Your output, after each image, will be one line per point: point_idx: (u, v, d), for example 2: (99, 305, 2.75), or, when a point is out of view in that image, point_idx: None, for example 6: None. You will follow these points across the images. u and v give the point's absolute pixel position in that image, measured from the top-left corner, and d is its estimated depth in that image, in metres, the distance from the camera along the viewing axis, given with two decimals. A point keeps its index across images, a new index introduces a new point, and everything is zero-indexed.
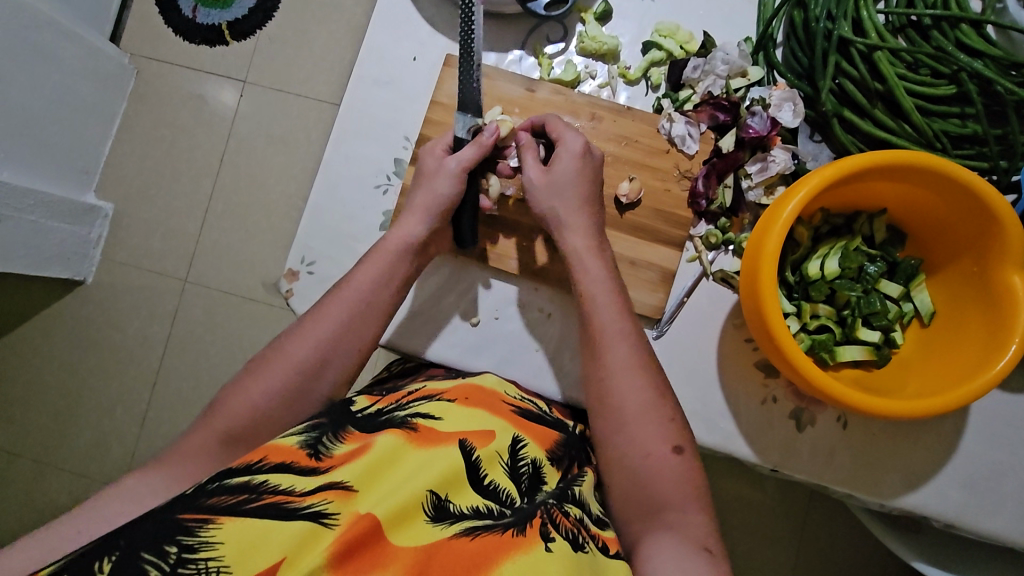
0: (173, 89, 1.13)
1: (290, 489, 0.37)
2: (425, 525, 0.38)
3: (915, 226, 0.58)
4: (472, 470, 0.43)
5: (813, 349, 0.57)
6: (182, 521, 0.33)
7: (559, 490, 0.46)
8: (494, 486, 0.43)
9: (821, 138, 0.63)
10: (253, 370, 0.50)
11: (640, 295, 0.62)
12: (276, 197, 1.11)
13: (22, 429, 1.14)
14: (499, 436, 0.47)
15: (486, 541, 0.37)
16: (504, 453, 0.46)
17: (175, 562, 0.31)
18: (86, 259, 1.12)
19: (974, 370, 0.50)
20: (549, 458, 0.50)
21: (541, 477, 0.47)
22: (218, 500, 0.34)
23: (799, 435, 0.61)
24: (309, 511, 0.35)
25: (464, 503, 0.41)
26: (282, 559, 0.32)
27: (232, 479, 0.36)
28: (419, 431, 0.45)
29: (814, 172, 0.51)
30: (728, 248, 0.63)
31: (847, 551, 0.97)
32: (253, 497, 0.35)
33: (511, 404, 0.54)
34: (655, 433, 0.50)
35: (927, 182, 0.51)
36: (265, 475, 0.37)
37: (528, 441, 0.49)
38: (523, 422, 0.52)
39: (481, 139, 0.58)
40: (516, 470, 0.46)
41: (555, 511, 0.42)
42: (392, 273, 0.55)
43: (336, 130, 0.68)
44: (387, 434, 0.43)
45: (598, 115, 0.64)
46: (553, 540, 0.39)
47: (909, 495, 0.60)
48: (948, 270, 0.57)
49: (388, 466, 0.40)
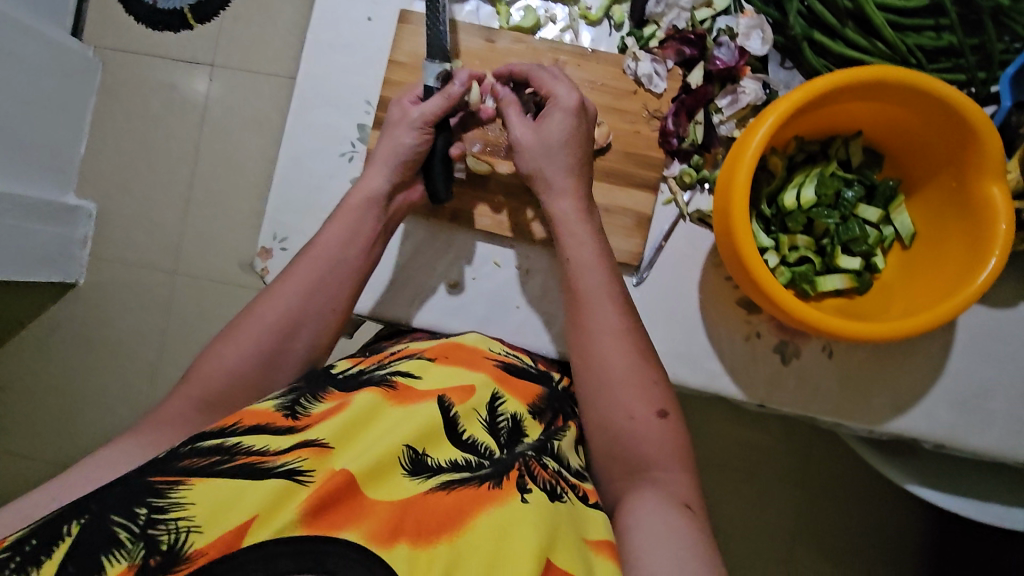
0: (141, 79, 1.10)
1: (264, 449, 0.36)
2: (402, 479, 0.38)
3: (892, 146, 0.57)
4: (450, 425, 0.43)
5: (794, 282, 0.56)
6: (153, 483, 0.33)
7: (539, 442, 0.46)
8: (473, 441, 0.43)
9: (792, 65, 0.61)
10: (225, 333, 0.49)
11: (616, 241, 0.61)
12: (256, 181, 1.09)
13: (32, 433, 1.15)
14: (478, 392, 0.47)
15: (460, 495, 0.37)
16: (482, 410, 0.46)
17: (145, 523, 0.31)
18: (74, 259, 1.11)
19: (955, 287, 0.50)
20: (530, 411, 0.50)
21: (522, 429, 0.47)
22: (191, 462, 0.35)
23: (785, 368, 0.61)
24: (283, 469, 0.35)
25: (441, 456, 0.40)
26: (255, 516, 0.32)
27: (204, 442, 0.36)
28: (399, 389, 0.45)
29: (781, 99, 0.49)
30: (704, 187, 0.62)
31: (850, 484, 0.99)
32: (225, 458, 0.35)
33: (495, 359, 0.54)
34: (639, 394, 0.49)
35: (897, 97, 0.50)
36: (238, 438, 0.37)
37: (507, 397, 0.49)
38: (503, 375, 0.52)
39: (449, 88, 0.57)
40: (494, 425, 0.45)
41: (533, 463, 0.43)
42: (358, 231, 0.54)
43: (296, 98, 0.66)
44: (365, 391, 0.43)
45: (562, 60, 0.62)
46: (529, 491, 0.39)
47: (897, 419, 0.60)
48: (928, 188, 0.55)
49: (365, 422, 0.40)
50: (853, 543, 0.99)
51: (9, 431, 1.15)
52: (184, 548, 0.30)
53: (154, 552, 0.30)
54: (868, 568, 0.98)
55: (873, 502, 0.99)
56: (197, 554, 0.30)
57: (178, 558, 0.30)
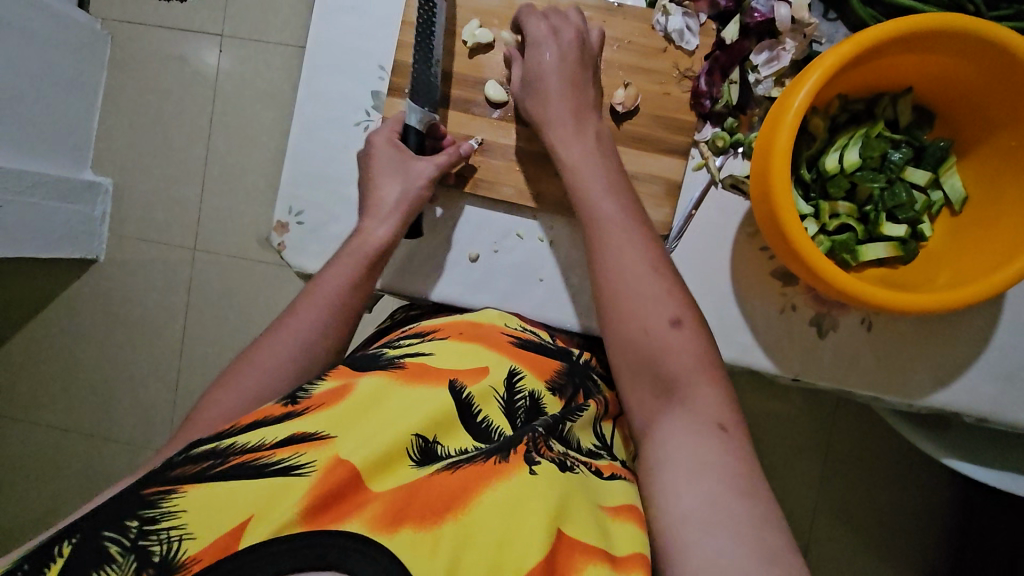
0: (151, 52, 1.07)
1: (259, 444, 0.35)
2: (408, 468, 0.37)
3: (944, 103, 0.53)
4: (463, 408, 0.42)
5: (834, 251, 0.53)
6: (144, 494, 0.32)
7: (551, 421, 0.43)
8: (487, 424, 0.42)
9: (836, 16, 0.57)
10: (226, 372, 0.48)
11: (645, 211, 0.58)
12: (271, 153, 1.07)
13: (63, 407, 1.16)
14: (493, 371, 0.46)
15: (468, 473, 0.37)
16: (500, 387, 0.45)
17: (136, 536, 0.30)
18: (95, 236, 1.10)
19: (1010, 254, 0.46)
20: (549, 388, 0.48)
21: (541, 407, 0.46)
22: (184, 470, 0.34)
23: (821, 342, 0.58)
24: (280, 466, 0.34)
25: (453, 445, 0.39)
26: (250, 516, 0.31)
27: (199, 448, 0.35)
28: (407, 369, 0.44)
29: (827, 52, 0.46)
30: (738, 151, 0.58)
31: (880, 456, 0.97)
32: (219, 460, 0.34)
33: (510, 334, 0.52)
34: (651, 307, 0.48)
35: (956, 48, 0.46)
36: (234, 438, 0.36)
37: (525, 373, 0.48)
38: (522, 353, 0.50)
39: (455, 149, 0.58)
40: (512, 405, 0.45)
41: (541, 441, 0.40)
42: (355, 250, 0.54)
43: (306, 67, 0.64)
44: (372, 375, 0.42)
45: (586, 17, 0.58)
46: (538, 463, 0.38)
47: (938, 393, 0.58)
48: (983, 149, 0.52)
49: (368, 408, 0.39)
50: (878, 514, 0.97)
51: (41, 407, 1.17)
52: (176, 557, 0.30)
53: (147, 564, 0.30)
54: (894, 537, 0.97)
55: (902, 473, 0.97)
56: (189, 560, 0.30)
57: (172, 567, 0.29)
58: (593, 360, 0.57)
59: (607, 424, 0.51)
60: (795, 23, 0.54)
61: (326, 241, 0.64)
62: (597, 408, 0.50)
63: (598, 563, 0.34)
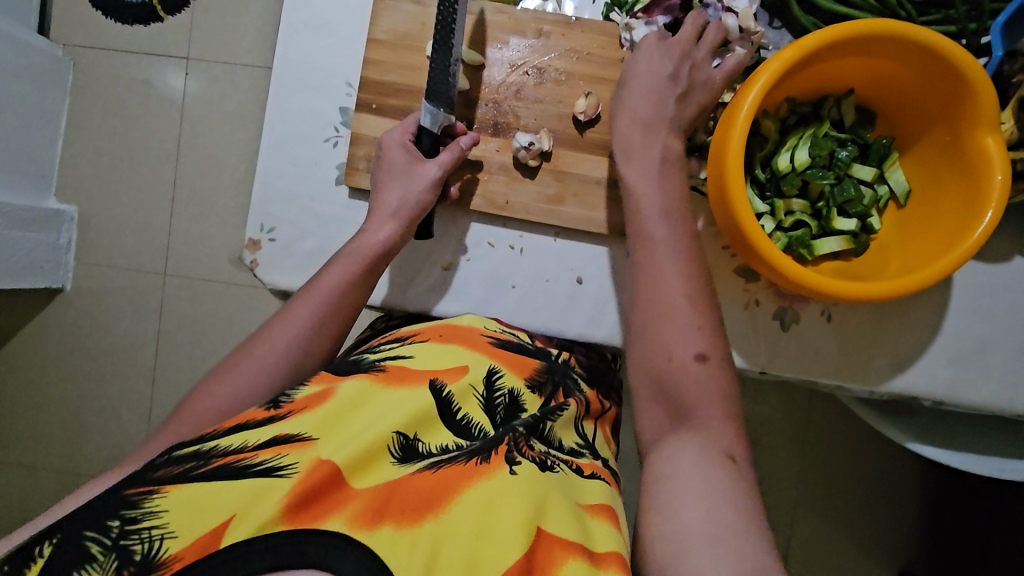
0: (114, 77, 1.06)
1: (242, 446, 0.36)
2: (390, 465, 0.37)
3: (885, 102, 0.56)
4: (443, 405, 0.43)
5: (791, 247, 0.56)
6: (126, 495, 0.32)
7: (531, 420, 0.45)
8: (467, 420, 0.43)
9: (781, 24, 0.60)
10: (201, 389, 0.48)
11: (610, 215, 0.61)
12: (240, 175, 1.07)
13: (30, 442, 1.13)
14: (472, 369, 0.47)
15: (448, 473, 0.38)
16: (479, 386, 0.46)
17: (118, 535, 0.30)
18: (60, 265, 1.08)
19: (952, 241, 0.49)
20: (528, 385, 0.50)
21: (520, 403, 0.47)
22: (166, 471, 0.34)
23: (784, 334, 0.61)
24: (262, 467, 0.34)
25: (433, 442, 0.40)
26: (232, 516, 0.31)
27: (181, 450, 0.36)
28: (388, 371, 0.45)
29: (772, 58, 0.48)
30: (696, 155, 0.61)
31: (852, 445, 1.00)
32: (202, 462, 0.34)
33: (490, 336, 0.55)
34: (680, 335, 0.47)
35: (889, 51, 0.49)
36: (216, 441, 0.36)
37: (505, 371, 0.49)
38: (499, 351, 0.52)
39: (456, 144, 0.57)
40: (491, 401, 0.46)
41: (522, 440, 0.42)
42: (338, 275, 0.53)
43: (274, 86, 0.64)
44: (353, 379, 0.43)
45: (546, 30, 0.60)
46: (517, 464, 0.39)
47: (897, 378, 0.60)
48: (923, 144, 0.55)
49: (352, 409, 0.40)
50: (855, 505, 1.00)
51: (7, 443, 1.13)
52: (158, 555, 0.30)
53: (128, 562, 0.30)
54: (871, 527, 1.00)
55: (874, 459, 1.00)
56: (171, 559, 0.30)
57: (153, 565, 0.29)
58: (574, 361, 0.59)
59: (589, 425, 0.53)
60: (743, 32, 0.57)
61: (300, 256, 0.65)
62: (577, 407, 0.51)
63: (576, 558, 0.35)
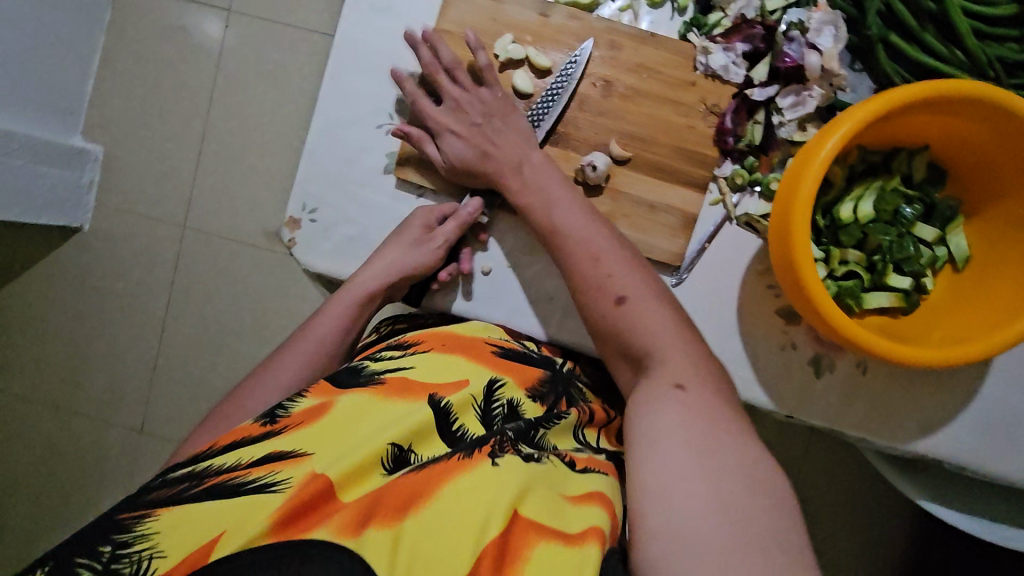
0: (154, 20, 1.04)
1: (235, 464, 0.37)
2: (380, 476, 0.38)
3: (959, 165, 0.54)
4: (442, 419, 0.43)
5: (840, 296, 0.54)
6: (119, 519, 0.33)
7: (523, 426, 0.45)
8: (462, 431, 0.44)
9: (861, 67, 0.58)
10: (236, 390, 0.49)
11: (659, 241, 0.59)
12: (270, 137, 1.05)
13: (33, 376, 1.13)
14: (472, 382, 0.47)
15: (428, 471, 0.38)
16: (479, 396, 0.47)
17: (109, 559, 0.32)
18: (79, 204, 1.07)
19: (1010, 317, 0.48)
20: (529, 395, 0.50)
21: (519, 413, 0.47)
22: (159, 493, 0.35)
23: (818, 381, 0.60)
24: (254, 485, 0.35)
25: (426, 453, 0.41)
26: (223, 532, 0.32)
27: (175, 472, 0.37)
28: (388, 383, 0.45)
29: (856, 107, 0.47)
30: (755, 190, 0.60)
31: (851, 487, 1.00)
32: (194, 483, 0.35)
33: (495, 344, 0.55)
34: (598, 285, 0.50)
35: (976, 114, 0.47)
36: (211, 460, 0.37)
37: (506, 380, 0.49)
38: (503, 362, 0.52)
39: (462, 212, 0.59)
40: (489, 413, 0.46)
41: (508, 443, 0.42)
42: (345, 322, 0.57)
43: (332, 64, 0.63)
44: (353, 393, 0.44)
45: (618, 42, 0.59)
46: (500, 455, 0.39)
47: (924, 439, 0.60)
48: (992, 214, 0.53)
49: (344, 423, 0.41)
50: (842, 547, 1.00)
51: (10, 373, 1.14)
52: None
53: None
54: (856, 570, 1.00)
55: (870, 503, 1.00)
56: None
57: None
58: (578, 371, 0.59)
59: (592, 433, 0.51)
60: (823, 72, 0.55)
61: (336, 240, 0.64)
62: (580, 414, 0.50)
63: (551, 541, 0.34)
